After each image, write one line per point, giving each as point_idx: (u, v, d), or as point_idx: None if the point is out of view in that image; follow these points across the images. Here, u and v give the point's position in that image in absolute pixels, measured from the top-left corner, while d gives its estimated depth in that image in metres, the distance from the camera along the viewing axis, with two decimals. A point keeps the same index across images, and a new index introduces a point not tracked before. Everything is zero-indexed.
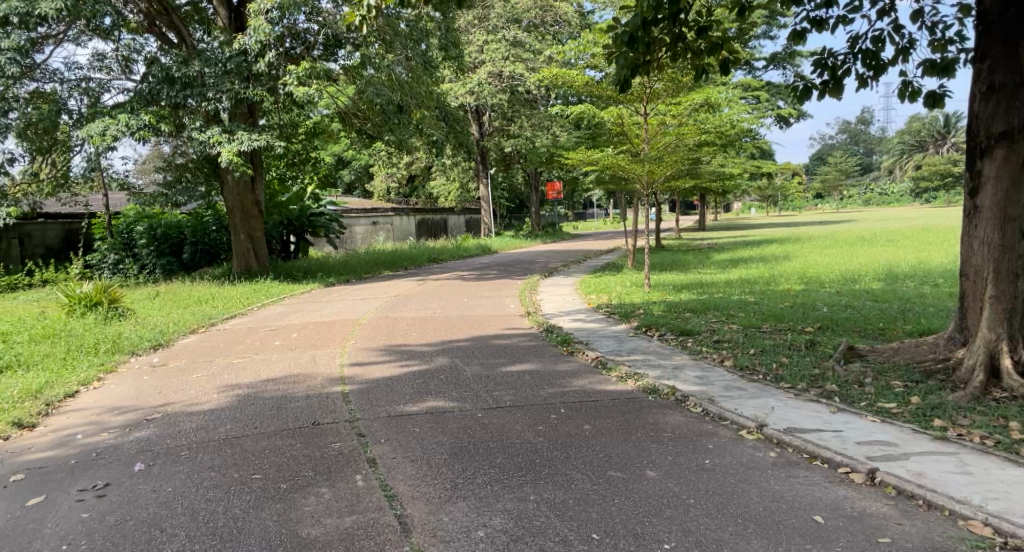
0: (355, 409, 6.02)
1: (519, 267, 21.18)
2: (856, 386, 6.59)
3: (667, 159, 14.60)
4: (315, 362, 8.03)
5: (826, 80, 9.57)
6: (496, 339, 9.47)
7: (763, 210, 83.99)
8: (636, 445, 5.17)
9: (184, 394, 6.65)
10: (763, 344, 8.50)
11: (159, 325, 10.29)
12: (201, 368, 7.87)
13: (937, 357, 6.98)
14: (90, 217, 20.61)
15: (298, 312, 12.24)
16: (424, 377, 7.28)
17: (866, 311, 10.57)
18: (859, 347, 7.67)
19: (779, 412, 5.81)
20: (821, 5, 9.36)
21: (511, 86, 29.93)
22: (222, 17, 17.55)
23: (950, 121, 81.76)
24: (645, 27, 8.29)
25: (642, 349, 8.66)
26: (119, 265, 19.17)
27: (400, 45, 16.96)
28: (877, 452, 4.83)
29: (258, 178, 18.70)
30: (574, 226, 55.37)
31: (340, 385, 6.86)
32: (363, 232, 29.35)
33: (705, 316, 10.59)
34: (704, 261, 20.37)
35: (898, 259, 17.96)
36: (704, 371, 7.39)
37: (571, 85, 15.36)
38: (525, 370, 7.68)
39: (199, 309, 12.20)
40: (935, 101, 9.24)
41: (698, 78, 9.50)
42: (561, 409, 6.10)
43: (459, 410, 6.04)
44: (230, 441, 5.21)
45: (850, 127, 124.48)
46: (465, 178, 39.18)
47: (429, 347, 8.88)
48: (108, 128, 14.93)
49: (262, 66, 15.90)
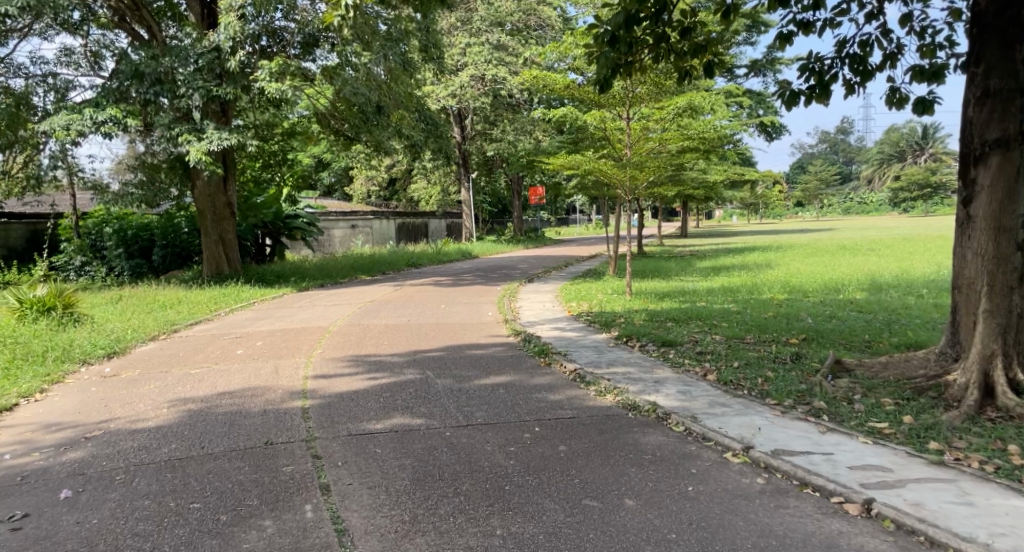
0: (314, 426, 5.62)
1: (499, 272, 20.79)
2: (845, 403, 6.28)
3: (650, 165, 14.33)
4: (278, 372, 7.61)
5: (813, 86, 9.29)
6: (470, 349, 9.09)
7: (745, 217, 84.41)
8: (613, 469, 4.82)
9: (131, 408, 6.24)
10: (748, 357, 8.18)
11: (116, 332, 9.80)
12: (154, 379, 7.42)
13: (928, 374, 6.66)
14: (57, 218, 20.03)
15: (267, 318, 11.79)
16: (391, 391, 6.88)
17: (851, 322, 10.30)
18: (848, 361, 7.35)
19: (765, 433, 5.47)
20: (807, 6, 9.09)
21: (493, 89, 29.59)
22: (194, 13, 17.04)
23: (928, 132, 82.56)
24: (628, 26, 7.97)
25: (621, 360, 8.33)
26: (86, 268, 18.64)
27: (379, 45, 16.38)
28: (872, 479, 4.49)
29: (231, 179, 18.26)
30: (557, 232, 55.07)
31: (301, 399, 6.44)
32: (342, 235, 28.70)
33: (687, 326, 10.29)
34: (686, 268, 20.14)
35: (880, 268, 17.83)
36: (686, 385, 7.05)
37: (552, 88, 15.02)
38: (500, 383, 7.31)
39: (163, 314, 11.71)
40: (924, 107, 8.90)
41: (682, 81, 9.18)
42: (535, 428, 5.73)
43: (427, 428, 5.66)
44: (171, 465, 4.82)
45: (829, 137, 125.90)
46: (447, 183, 38.79)
47: (399, 357, 8.48)
48: (73, 123, 14.59)
49: (234, 64, 15.40)
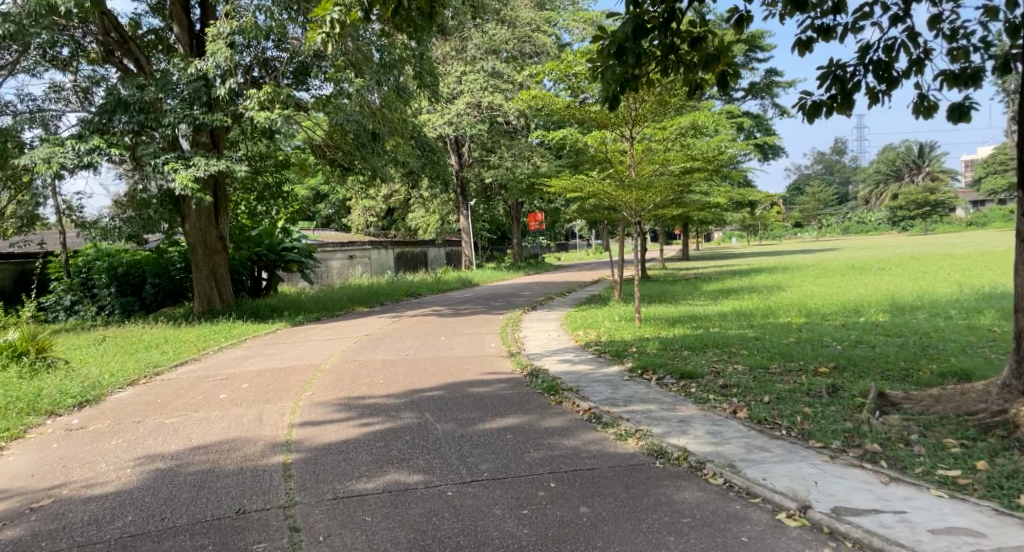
0: (295, 487, 4.89)
1: (501, 301, 20.06)
2: (901, 444, 5.53)
3: (656, 186, 13.50)
4: (262, 420, 6.85)
5: (835, 95, 8.52)
6: (472, 387, 8.32)
7: (745, 240, 83.86)
8: (647, 539, 4.13)
9: (90, 469, 5.52)
10: (778, 390, 7.40)
11: (91, 377, 9.03)
12: (124, 431, 6.67)
13: (991, 409, 5.92)
14: (45, 257, 19.31)
15: (257, 357, 11.02)
16: (386, 439, 6.12)
17: (884, 348, 9.53)
18: (893, 394, 6.59)
19: (820, 484, 4.73)
20: (827, 11, 8.41)
21: (490, 116, 29.14)
22: (182, 44, 16.44)
23: (924, 150, 82.25)
24: (637, 36, 7.25)
25: (640, 396, 7.55)
26: (76, 306, 17.95)
27: (372, 72, 15.71)
28: (964, 548, 3.89)
29: (223, 212, 17.62)
30: (556, 258, 54.55)
31: (283, 454, 5.70)
32: (340, 267, 28.02)
33: (705, 355, 9.53)
34: (694, 292, 19.44)
35: (899, 289, 17.09)
36: (715, 426, 6.29)
37: (552, 109, 14.36)
38: (507, 427, 6.54)
39: (146, 355, 10.96)
40: (960, 115, 8.12)
41: (692, 95, 8.45)
42: (550, 483, 4.96)
43: (425, 486, 4.90)
44: (123, 545, 4.13)
45: (825, 158, 126.53)
46: (445, 211, 38.18)
47: (395, 399, 7.70)
48: (54, 155, 13.95)
49: (220, 91, 14.69)
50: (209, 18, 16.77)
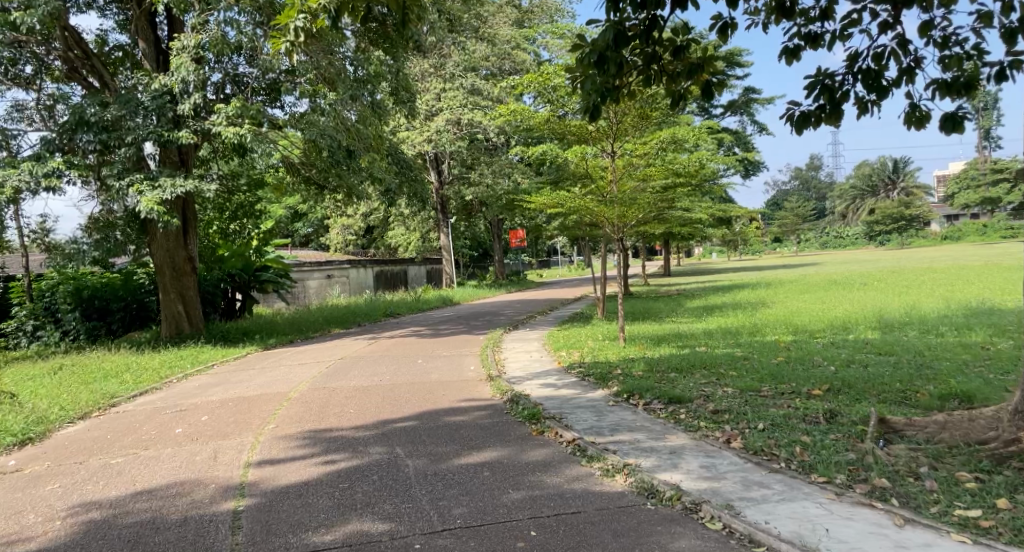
0: (244, 544, 4.39)
1: (480, 320, 19.54)
2: (911, 478, 5.09)
3: (638, 202, 13.10)
4: (217, 459, 6.28)
5: (823, 105, 8.14)
6: (448, 416, 7.78)
7: (726, 255, 84.02)
8: None
9: (16, 521, 4.97)
10: (773, 416, 6.94)
11: (39, 411, 8.42)
12: (63, 473, 6.09)
13: (1002, 438, 5.48)
14: (7, 281, 18.55)
15: (222, 385, 10.41)
16: (351, 479, 5.60)
17: (879, 367, 9.11)
18: (894, 420, 6.14)
19: (829, 530, 4.30)
20: (814, 18, 8.06)
21: (470, 133, 28.69)
22: (147, 59, 15.89)
23: (898, 166, 83.11)
24: (618, 44, 6.81)
25: (627, 424, 7.06)
26: (38, 332, 17.26)
27: (345, 87, 15.15)
28: None
29: (192, 233, 17.02)
30: (539, 275, 54.03)
31: (236, 499, 5.17)
32: (317, 286, 27.26)
33: (692, 377, 9.05)
34: (676, 309, 19.02)
35: (885, 304, 16.80)
36: (709, 458, 5.81)
37: (531, 123, 13.94)
38: (484, 462, 6.02)
39: (103, 385, 10.31)
40: (954, 125, 7.72)
41: (676, 108, 7.90)
42: (530, 531, 4.50)
43: (390, 537, 4.44)
44: None
45: (801, 173, 127.74)
46: (425, 229, 37.38)
47: (364, 431, 7.16)
48: (8, 178, 13.38)
49: (185, 107, 14.12)
50: (176, 32, 16.27)
